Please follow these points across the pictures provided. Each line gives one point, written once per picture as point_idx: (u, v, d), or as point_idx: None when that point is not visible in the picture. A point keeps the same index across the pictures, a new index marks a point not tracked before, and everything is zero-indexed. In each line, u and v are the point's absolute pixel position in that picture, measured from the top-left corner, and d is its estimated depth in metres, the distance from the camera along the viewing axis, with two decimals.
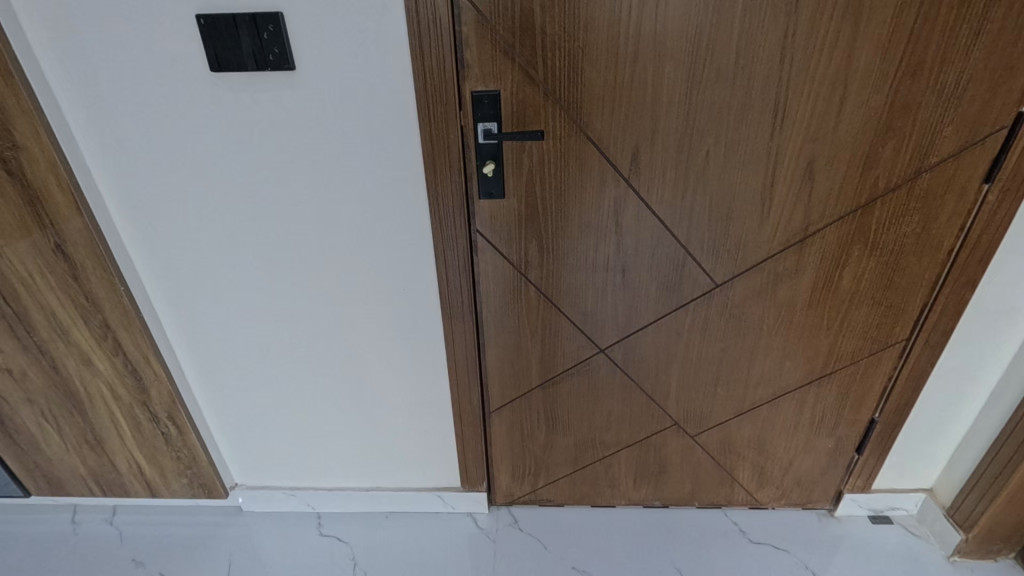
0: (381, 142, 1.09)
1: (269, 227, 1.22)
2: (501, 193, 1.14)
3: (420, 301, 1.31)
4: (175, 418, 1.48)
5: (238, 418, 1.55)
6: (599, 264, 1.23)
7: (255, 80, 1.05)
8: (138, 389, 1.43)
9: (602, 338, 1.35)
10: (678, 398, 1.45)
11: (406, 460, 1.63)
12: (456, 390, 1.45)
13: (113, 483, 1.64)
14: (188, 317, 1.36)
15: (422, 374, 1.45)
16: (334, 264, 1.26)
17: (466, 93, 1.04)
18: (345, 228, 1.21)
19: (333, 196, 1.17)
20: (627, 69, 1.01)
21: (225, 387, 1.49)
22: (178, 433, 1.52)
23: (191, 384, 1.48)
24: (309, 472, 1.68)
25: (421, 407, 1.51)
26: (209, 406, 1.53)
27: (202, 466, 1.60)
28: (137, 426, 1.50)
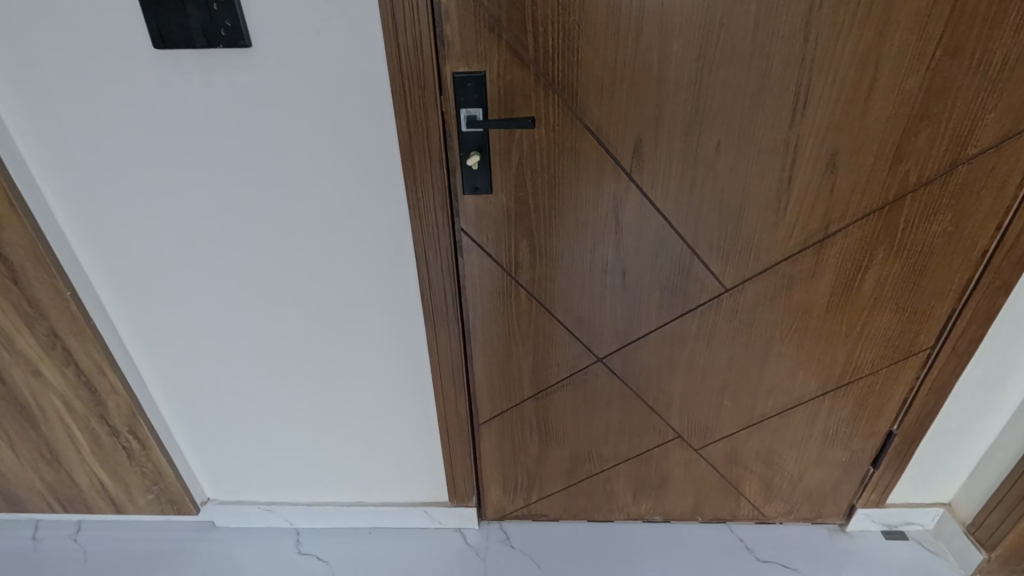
0: (352, 130, 0.97)
1: (232, 224, 1.10)
2: (488, 188, 1.02)
3: (401, 305, 1.20)
4: (136, 431, 1.37)
5: (207, 430, 1.43)
6: (597, 266, 1.12)
7: (206, 59, 0.92)
8: (94, 401, 1.31)
9: (599, 345, 1.23)
10: (681, 409, 1.34)
11: (390, 473, 1.52)
12: (441, 401, 1.33)
13: (74, 499, 1.53)
14: (147, 323, 1.24)
15: (404, 383, 1.33)
16: (305, 265, 1.15)
17: (447, 74, 0.91)
18: (316, 226, 1.09)
19: (300, 189, 1.04)
20: (629, 47, 0.89)
21: (192, 398, 1.37)
22: (141, 448, 1.40)
23: (154, 395, 1.36)
24: (285, 487, 1.56)
25: (404, 419, 1.40)
26: (175, 418, 1.41)
27: (169, 482, 1.48)
28: (96, 440, 1.38)
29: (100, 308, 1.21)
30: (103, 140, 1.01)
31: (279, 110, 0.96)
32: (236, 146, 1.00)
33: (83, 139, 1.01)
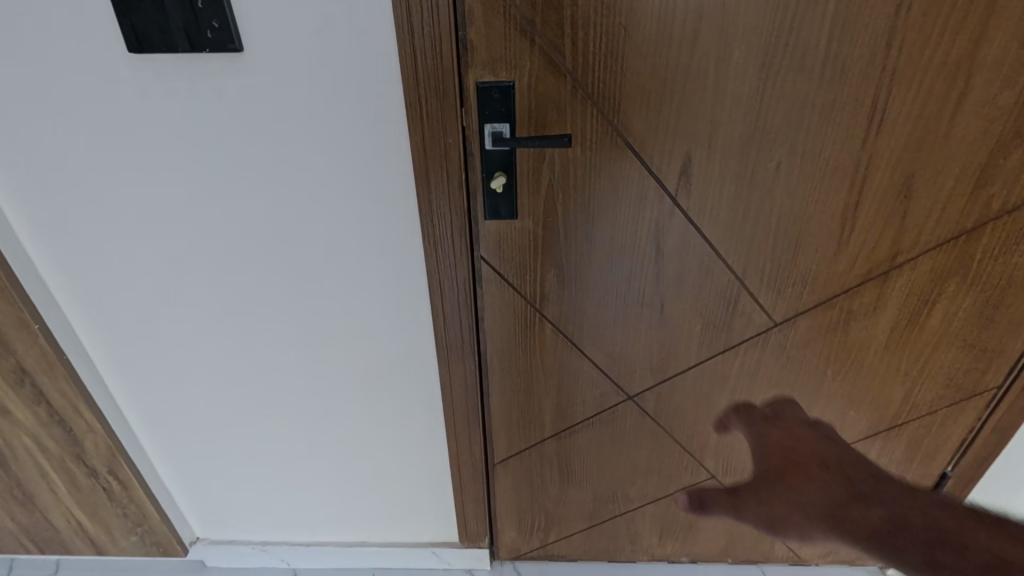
0: (359, 147, 0.84)
1: (221, 249, 0.97)
2: (513, 213, 0.90)
3: (411, 339, 1.08)
4: (117, 471, 1.24)
5: (197, 468, 1.31)
6: (632, 299, 1.00)
7: (191, 65, 0.79)
8: (69, 440, 1.18)
9: (631, 383, 1.11)
10: (717, 449, 1.22)
11: (394, 513, 1.40)
12: (454, 441, 1.21)
13: (51, 541, 1.40)
14: (128, 356, 1.12)
15: (412, 421, 1.21)
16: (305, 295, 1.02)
17: (471, 84, 0.79)
18: (317, 252, 0.96)
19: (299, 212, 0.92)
20: (682, 56, 0.76)
21: (179, 435, 1.25)
22: (122, 488, 1.27)
23: (136, 432, 1.24)
24: (282, 526, 1.44)
25: (412, 457, 1.28)
26: (160, 456, 1.28)
27: (154, 523, 1.36)
28: (73, 481, 1.25)
29: (75, 340, 1.08)
30: (73, 155, 0.88)
31: (274, 123, 0.83)
32: (226, 164, 0.88)
33: (49, 155, 0.88)
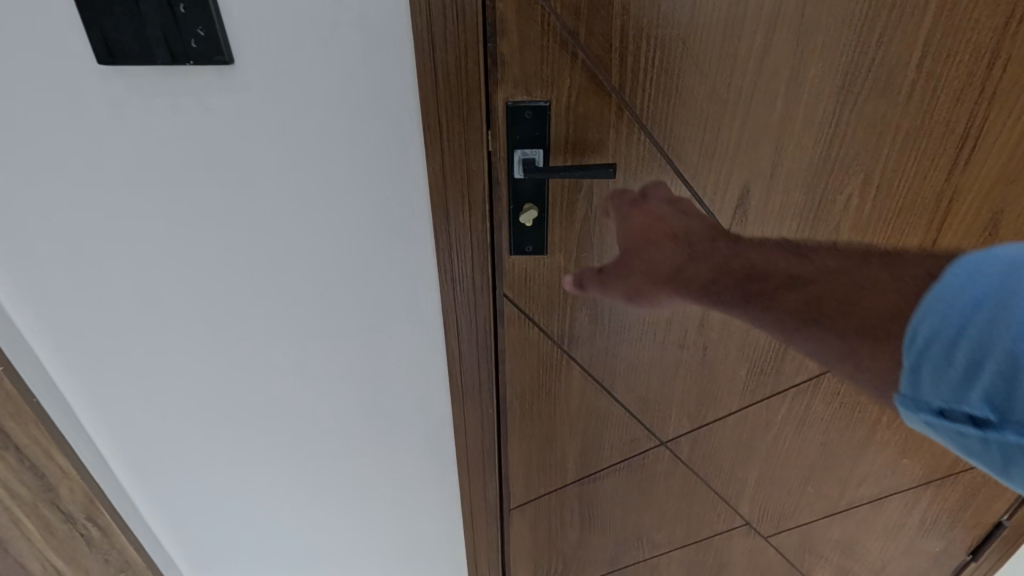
0: (367, 176, 0.72)
1: (209, 286, 0.85)
2: (542, 248, 0.80)
3: (420, 385, 0.96)
4: (96, 517, 1.13)
5: (184, 510, 1.20)
6: (672, 340, 0.89)
7: (172, 79, 0.67)
8: (41, 486, 1.04)
9: (663, 427, 1.01)
10: (753, 496, 1.12)
11: (399, 558, 1.29)
12: (466, 487, 1.10)
13: None
14: (106, 395, 1.00)
15: (420, 466, 1.10)
16: (302, 336, 0.90)
17: (500, 104, 0.68)
18: (317, 289, 0.84)
19: (296, 247, 0.80)
20: (749, 74, 0.65)
21: (164, 476, 1.14)
22: (101, 533, 1.15)
23: (118, 473, 1.13)
24: (277, 568, 1.34)
25: (419, 504, 1.17)
26: (144, 497, 1.18)
27: (138, 566, 1.25)
28: (45, 531, 1.11)
29: (44, 380, 0.97)
30: (31, 182, 0.75)
31: (268, 148, 0.71)
32: (212, 192, 0.76)
33: (3, 181, 0.75)
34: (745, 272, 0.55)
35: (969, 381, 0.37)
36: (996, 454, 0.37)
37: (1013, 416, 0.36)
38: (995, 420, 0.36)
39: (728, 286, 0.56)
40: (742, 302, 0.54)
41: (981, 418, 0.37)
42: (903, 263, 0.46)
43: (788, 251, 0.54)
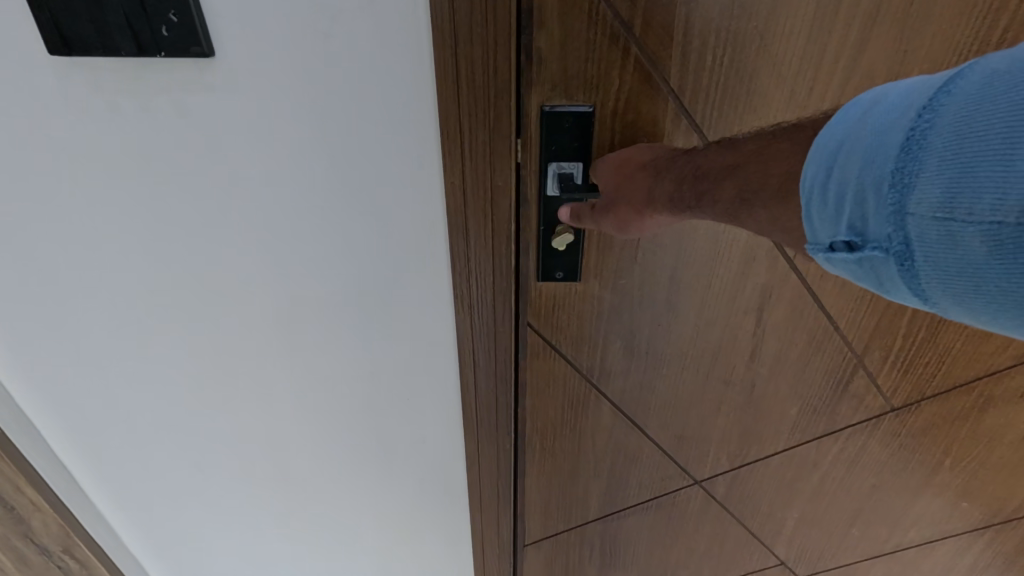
0: (376, 187, 0.60)
1: (189, 310, 0.73)
2: (574, 274, 0.69)
3: (429, 421, 0.84)
4: (73, 548, 0.99)
5: (171, 541, 1.07)
6: (716, 376, 0.79)
7: (138, 72, 0.55)
8: (12, 519, 0.91)
9: (699, 466, 0.91)
10: (792, 537, 1.03)
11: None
12: (478, 526, 0.99)
13: None
14: (83, 421, 0.87)
15: (428, 506, 0.98)
16: (296, 368, 0.78)
17: (533, 107, 0.57)
18: (316, 316, 0.72)
19: (288, 271, 0.68)
20: (838, 77, 0.54)
21: (148, 507, 1.01)
22: (79, 567, 1.02)
23: (97, 502, 1.00)
24: None
25: (426, 543, 1.05)
26: (126, 527, 1.05)
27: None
28: (19, 561, 0.98)
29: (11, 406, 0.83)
30: None
31: (256, 157, 0.60)
32: (191, 206, 0.64)
33: None
34: (692, 173, 0.48)
35: (837, 211, 0.35)
36: (867, 274, 0.35)
37: (871, 235, 0.33)
38: (860, 242, 0.34)
39: (685, 194, 0.48)
40: (699, 206, 0.47)
41: (849, 246, 0.35)
42: (801, 126, 0.40)
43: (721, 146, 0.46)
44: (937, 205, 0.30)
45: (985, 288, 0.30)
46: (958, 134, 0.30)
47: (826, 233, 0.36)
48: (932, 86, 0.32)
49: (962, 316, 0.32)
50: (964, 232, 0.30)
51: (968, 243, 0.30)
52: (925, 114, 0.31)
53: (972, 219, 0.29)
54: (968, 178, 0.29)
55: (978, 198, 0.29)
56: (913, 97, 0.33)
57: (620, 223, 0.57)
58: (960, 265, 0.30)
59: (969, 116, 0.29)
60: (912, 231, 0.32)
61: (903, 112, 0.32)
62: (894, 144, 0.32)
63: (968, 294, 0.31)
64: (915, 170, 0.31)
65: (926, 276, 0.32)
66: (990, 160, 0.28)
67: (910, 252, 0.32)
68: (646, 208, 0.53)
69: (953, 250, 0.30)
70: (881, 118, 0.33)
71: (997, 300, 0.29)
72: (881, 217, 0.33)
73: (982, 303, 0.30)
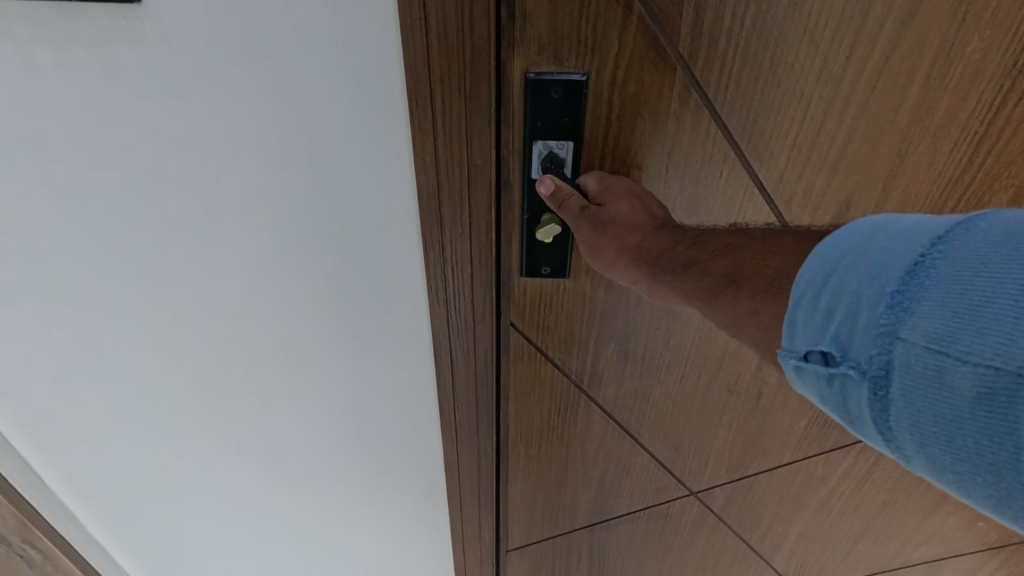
0: (335, 162, 0.50)
1: (118, 305, 0.62)
2: (562, 269, 0.60)
3: (406, 423, 0.75)
4: (34, 538, 0.94)
5: (137, 539, 0.98)
6: (718, 385, 0.71)
7: (25, 24, 0.43)
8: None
9: (696, 477, 0.84)
10: (792, 551, 0.96)
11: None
12: (459, 529, 0.91)
13: None
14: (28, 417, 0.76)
15: (408, 509, 0.90)
16: (251, 366, 0.68)
17: (515, 75, 0.48)
18: (269, 308, 0.62)
19: (232, 263, 0.58)
20: (880, 46, 0.45)
21: (108, 505, 0.91)
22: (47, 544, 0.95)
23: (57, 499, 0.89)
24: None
25: (408, 544, 0.97)
26: (95, 522, 0.95)
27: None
28: None
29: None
30: None
31: (188, 133, 0.49)
32: (111, 190, 0.52)
33: None
34: (692, 239, 0.45)
35: (823, 318, 0.30)
36: (835, 396, 0.30)
37: (850, 352, 0.28)
38: (837, 357, 0.29)
39: (676, 254, 0.44)
40: (683, 271, 0.43)
41: (824, 358, 0.30)
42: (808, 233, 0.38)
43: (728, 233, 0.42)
44: (932, 336, 0.25)
45: (961, 443, 0.25)
46: (972, 268, 0.25)
47: (804, 340, 0.31)
48: (953, 219, 0.28)
49: (927, 470, 0.27)
50: (953, 373, 0.25)
51: (956, 387, 0.25)
52: (941, 241, 0.27)
53: (967, 360, 0.24)
54: (973, 317, 0.24)
55: (978, 339, 0.24)
56: (932, 224, 0.28)
57: (590, 244, 0.50)
58: (939, 410, 0.25)
59: (988, 253, 0.25)
60: (897, 359, 0.27)
61: (917, 235, 0.28)
62: (899, 264, 0.27)
63: (938, 445, 0.26)
64: (917, 295, 0.26)
65: (897, 412, 0.27)
66: (1003, 301, 0.24)
67: (887, 382, 0.27)
68: (625, 254, 0.48)
69: (936, 391, 0.25)
70: (892, 237, 0.29)
71: (972, 460, 0.24)
72: (866, 337, 0.28)
73: (953, 459, 0.25)
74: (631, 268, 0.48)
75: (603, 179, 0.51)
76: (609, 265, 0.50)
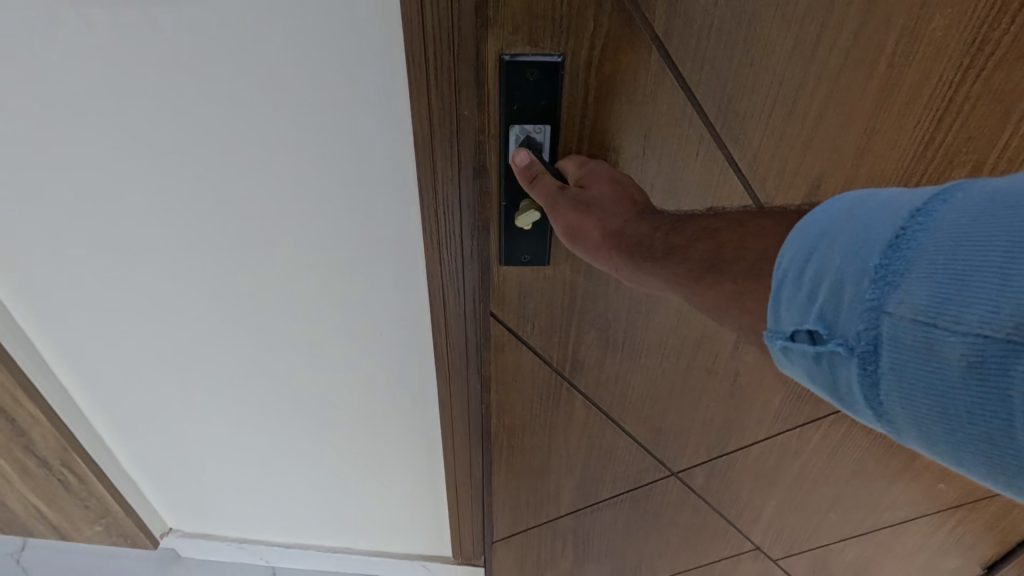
0: (342, 102, 0.51)
1: (144, 240, 0.63)
2: (542, 257, 0.60)
3: (406, 370, 0.77)
4: (73, 464, 0.90)
5: (166, 471, 0.98)
6: (696, 365, 0.72)
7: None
8: (11, 430, 0.84)
9: (677, 458, 0.86)
10: (769, 523, 0.99)
11: (374, 548, 1.15)
12: (453, 491, 0.93)
13: (10, 529, 1.04)
14: (59, 333, 0.75)
15: (406, 461, 0.93)
16: (265, 306, 0.69)
17: (489, 58, 0.47)
18: (280, 252, 0.63)
19: (239, 207, 0.59)
20: (850, 22, 0.46)
21: (139, 435, 0.91)
22: (79, 481, 0.93)
23: (97, 424, 0.90)
24: (263, 529, 1.12)
25: (400, 499, 1.01)
26: (129, 452, 0.95)
27: (118, 518, 1.02)
28: (21, 475, 0.90)
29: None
30: None
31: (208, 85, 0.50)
32: (133, 136, 0.54)
33: None
34: (671, 225, 0.44)
35: (808, 297, 0.29)
36: (823, 375, 0.29)
37: (837, 329, 0.28)
38: (824, 335, 0.28)
39: (655, 241, 0.43)
40: (663, 259, 0.41)
41: (810, 337, 0.29)
42: (785, 213, 0.38)
43: (707, 216, 0.42)
44: (920, 308, 0.25)
45: (954, 413, 0.25)
46: (955, 239, 0.25)
47: (789, 320, 0.30)
48: (930, 191, 0.28)
49: (918, 443, 0.27)
50: (943, 344, 0.25)
51: (946, 357, 0.25)
52: (920, 214, 0.27)
53: (958, 330, 0.24)
54: (961, 286, 0.24)
55: (967, 308, 0.24)
56: (908, 197, 0.28)
57: (569, 226, 0.49)
58: (931, 382, 0.25)
59: (967, 222, 0.25)
60: (886, 333, 0.26)
61: (895, 209, 0.28)
62: (881, 237, 0.27)
63: (931, 417, 0.25)
64: (901, 268, 0.26)
65: (887, 387, 0.27)
66: (988, 268, 0.24)
67: (876, 357, 0.27)
68: (602, 246, 0.47)
69: (926, 363, 0.25)
70: (870, 212, 0.28)
71: (965, 429, 0.24)
72: (853, 312, 0.27)
73: (946, 431, 0.25)
74: (613, 255, 0.46)
75: (579, 162, 0.51)
76: (589, 251, 0.49)
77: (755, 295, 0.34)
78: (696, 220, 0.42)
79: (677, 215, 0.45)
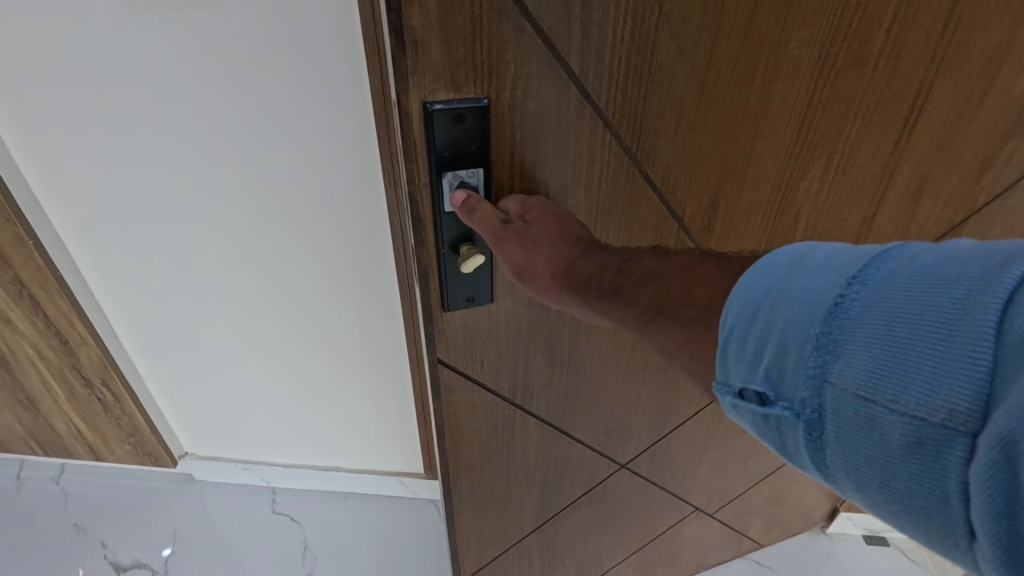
0: (317, 72, 0.65)
1: (171, 198, 0.77)
2: (488, 295, 0.59)
3: (383, 308, 0.91)
4: (111, 384, 1.03)
5: (189, 398, 1.09)
6: (632, 365, 0.76)
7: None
8: (63, 350, 0.98)
9: (624, 451, 0.90)
10: (704, 484, 1.09)
11: (364, 466, 1.23)
12: (423, 418, 1.06)
13: (61, 448, 1.19)
14: (104, 268, 0.88)
15: (384, 391, 1.05)
16: (273, 241, 0.82)
17: (415, 110, 0.45)
18: (282, 196, 0.76)
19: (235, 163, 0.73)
20: (730, 51, 0.51)
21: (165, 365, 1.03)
22: (115, 399, 1.06)
23: (133, 355, 1.02)
24: (270, 454, 1.21)
25: (381, 426, 1.12)
26: (156, 382, 1.06)
27: (148, 435, 1.14)
28: (69, 394, 1.05)
29: (11, 238, 0.82)
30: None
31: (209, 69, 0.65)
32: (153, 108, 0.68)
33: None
34: (619, 265, 0.45)
35: (754, 355, 0.31)
36: (771, 432, 0.32)
37: (783, 393, 0.30)
38: (771, 397, 0.31)
39: (604, 281, 0.44)
40: (614, 301, 0.43)
41: (758, 397, 0.31)
42: (727, 258, 0.40)
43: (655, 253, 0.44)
44: (861, 383, 0.27)
45: (895, 486, 0.27)
46: (891, 314, 0.27)
47: (737, 376, 0.32)
48: (863, 254, 0.30)
49: (859, 501, 0.29)
50: (883, 421, 0.27)
51: (887, 433, 0.27)
52: (856, 282, 0.29)
53: (894, 407, 0.26)
54: (898, 364, 0.26)
55: (905, 388, 0.26)
56: (844, 261, 0.30)
57: (518, 266, 0.50)
58: (873, 454, 0.27)
59: (899, 300, 0.27)
60: (829, 402, 0.28)
61: (833, 274, 0.30)
62: (822, 303, 0.29)
63: (873, 485, 0.28)
64: (841, 338, 0.28)
65: (832, 453, 0.29)
66: (924, 348, 0.26)
67: (820, 424, 0.29)
68: (553, 282, 0.48)
69: (871, 436, 0.27)
70: (810, 275, 0.31)
71: (905, 500, 0.26)
72: (797, 378, 0.29)
73: (887, 498, 0.27)
74: (564, 293, 0.47)
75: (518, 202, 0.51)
76: (541, 289, 0.49)
77: (704, 346, 0.36)
78: (640, 261, 0.44)
79: (621, 253, 0.46)
